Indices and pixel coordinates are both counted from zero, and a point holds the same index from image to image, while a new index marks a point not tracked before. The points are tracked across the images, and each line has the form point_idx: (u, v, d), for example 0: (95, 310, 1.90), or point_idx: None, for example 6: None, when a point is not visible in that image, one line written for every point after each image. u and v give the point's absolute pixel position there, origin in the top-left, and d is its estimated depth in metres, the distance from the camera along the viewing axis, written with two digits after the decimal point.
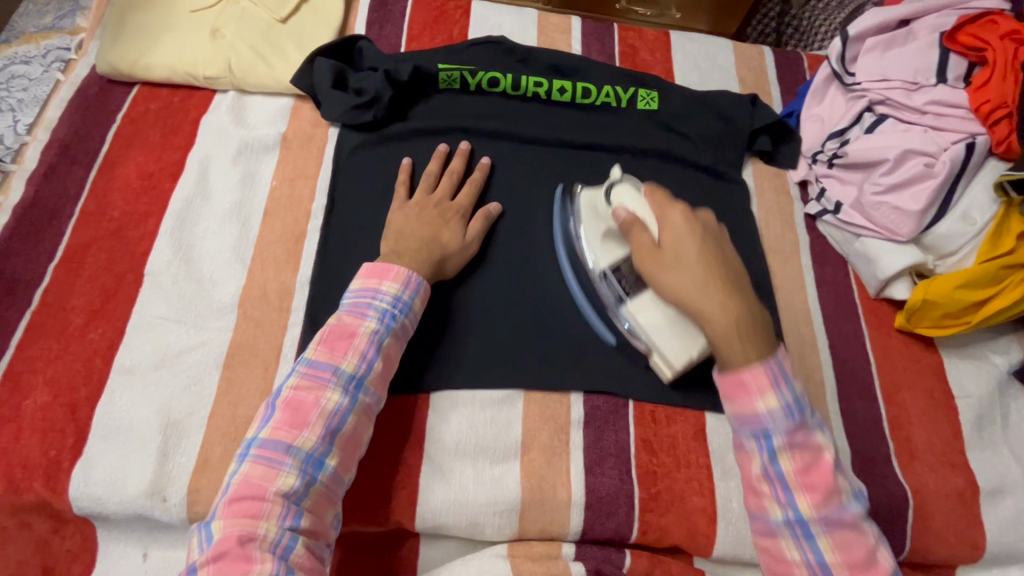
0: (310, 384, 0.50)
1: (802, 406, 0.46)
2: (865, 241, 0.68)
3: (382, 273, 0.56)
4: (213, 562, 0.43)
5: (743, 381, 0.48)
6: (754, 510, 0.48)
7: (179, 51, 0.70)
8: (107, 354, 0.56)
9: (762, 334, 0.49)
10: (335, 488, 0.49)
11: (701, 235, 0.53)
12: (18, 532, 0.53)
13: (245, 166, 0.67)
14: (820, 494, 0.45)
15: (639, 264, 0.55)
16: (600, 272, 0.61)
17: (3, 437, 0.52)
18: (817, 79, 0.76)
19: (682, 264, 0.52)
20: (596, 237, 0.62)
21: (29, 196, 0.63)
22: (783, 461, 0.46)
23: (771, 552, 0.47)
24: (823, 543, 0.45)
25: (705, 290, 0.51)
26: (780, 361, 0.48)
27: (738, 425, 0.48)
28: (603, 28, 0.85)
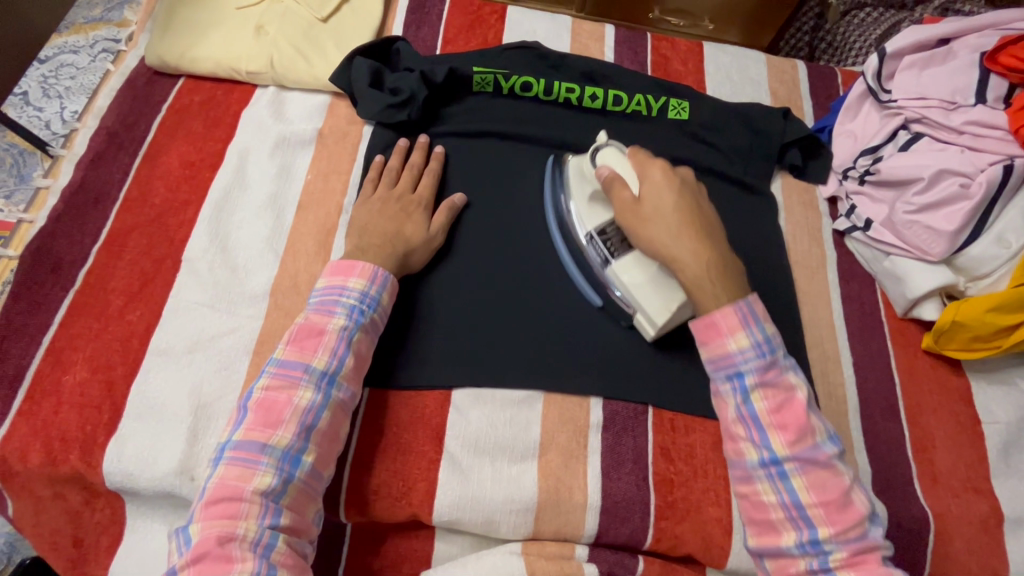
0: (280, 383, 0.51)
1: (770, 345, 0.51)
2: (894, 260, 0.68)
3: (348, 271, 0.57)
4: (193, 563, 0.44)
5: (716, 323, 0.52)
6: (732, 456, 0.52)
7: (224, 46, 0.72)
8: (144, 336, 0.58)
9: (731, 277, 0.54)
10: (314, 484, 0.50)
11: (678, 189, 0.57)
12: (52, 502, 0.55)
13: (281, 159, 0.69)
14: (791, 432, 0.49)
15: (623, 221, 0.58)
16: (586, 235, 0.62)
17: (43, 410, 0.54)
18: (851, 94, 0.76)
19: (660, 216, 0.56)
20: (582, 199, 0.64)
21: (77, 180, 0.65)
22: (755, 400, 0.51)
23: (749, 496, 0.51)
24: (798, 482, 0.49)
25: (681, 239, 0.55)
26: (750, 304, 0.53)
27: (713, 368, 0.53)
28: (636, 36, 0.86)
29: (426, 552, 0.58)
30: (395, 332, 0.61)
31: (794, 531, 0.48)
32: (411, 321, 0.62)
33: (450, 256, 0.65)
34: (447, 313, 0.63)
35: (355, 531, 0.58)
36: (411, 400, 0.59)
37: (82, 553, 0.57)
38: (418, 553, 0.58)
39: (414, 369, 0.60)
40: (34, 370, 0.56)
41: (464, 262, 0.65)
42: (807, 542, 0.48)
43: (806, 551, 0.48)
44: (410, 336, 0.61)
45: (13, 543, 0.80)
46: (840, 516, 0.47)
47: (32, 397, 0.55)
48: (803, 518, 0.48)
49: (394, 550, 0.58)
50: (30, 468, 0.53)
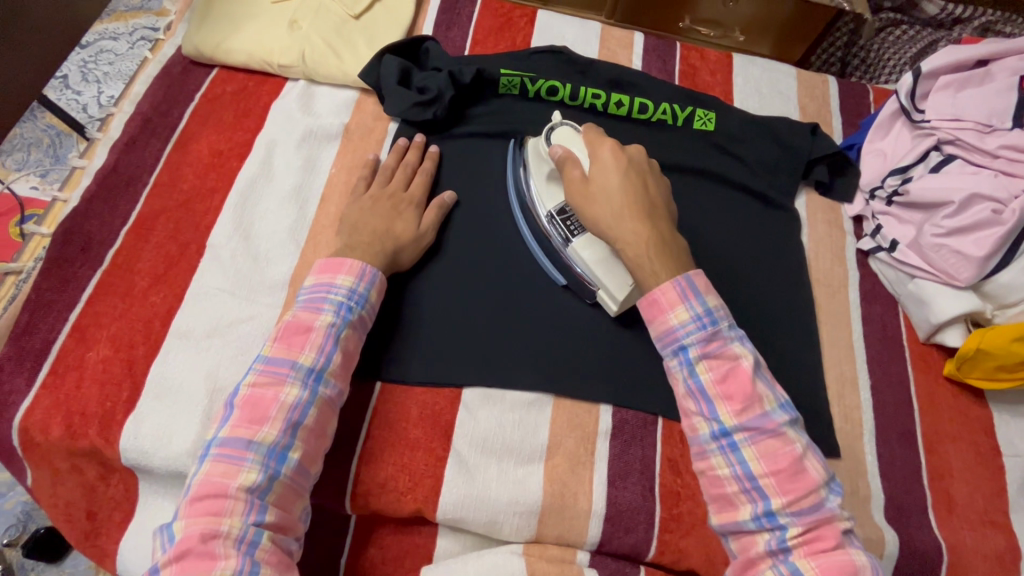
0: (267, 380, 0.52)
1: (711, 317, 0.50)
2: (919, 282, 0.67)
3: (336, 268, 0.58)
4: (177, 560, 0.45)
5: (657, 300, 0.52)
6: (688, 432, 0.51)
7: (258, 38, 0.74)
8: (165, 318, 0.59)
9: (672, 254, 0.53)
10: (300, 481, 0.51)
11: (624, 169, 0.55)
12: (69, 475, 0.57)
13: (308, 152, 0.70)
14: (737, 402, 0.48)
15: (570, 201, 0.57)
16: (547, 214, 0.63)
17: (65, 384, 0.56)
18: (883, 113, 0.75)
19: (603, 196, 0.54)
20: (542, 180, 0.64)
21: (110, 163, 0.67)
22: (701, 372, 0.50)
23: (706, 472, 0.49)
24: (748, 453, 0.47)
25: (622, 218, 0.54)
26: (691, 278, 0.51)
27: (659, 343, 0.53)
28: (665, 45, 0.86)
29: (429, 547, 0.58)
30: (409, 327, 0.62)
31: (749, 503, 0.47)
32: (426, 317, 0.63)
33: (468, 256, 0.66)
34: (461, 312, 0.63)
35: (361, 523, 0.59)
36: (421, 397, 0.60)
37: (95, 527, 0.58)
38: (420, 548, 0.58)
39: (426, 366, 0.61)
40: (60, 345, 0.58)
41: (480, 262, 0.66)
42: (762, 514, 0.46)
43: (760, 523, 0.46)
44: (425, 332, 0.62)
45: (29, 512, 0.83)
46: (790, 485, 0.46)
47: (57, 371, 0.56)
48: (756, 489, 0.47)
49: (397, 544, 0.58)
50: (50, 440, 0.55)
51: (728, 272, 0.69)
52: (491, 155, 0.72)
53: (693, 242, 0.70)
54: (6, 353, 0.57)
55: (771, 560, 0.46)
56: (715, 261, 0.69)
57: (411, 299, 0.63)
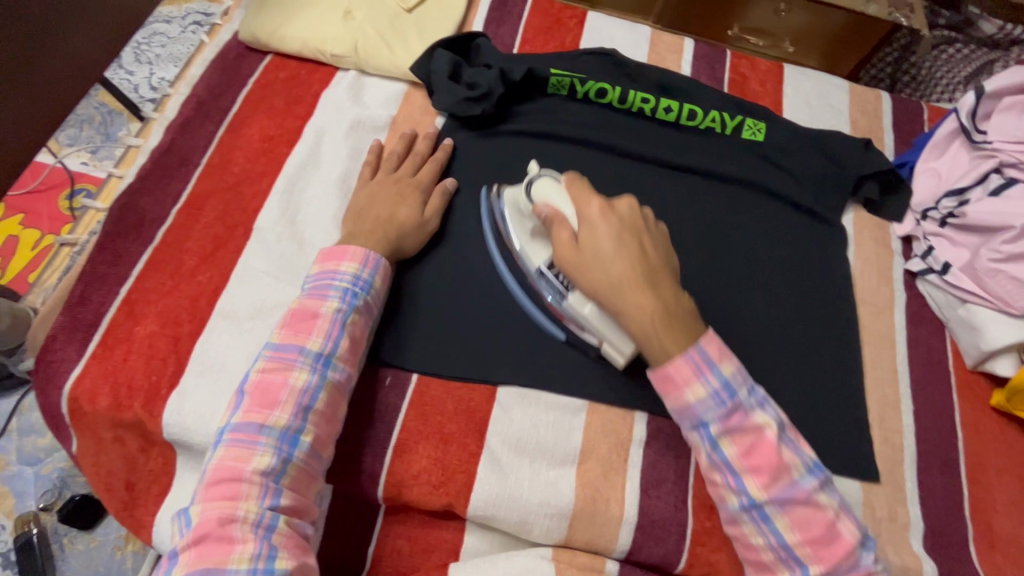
0: (276, 366, 0.52)
1: (729, 390, 0.48)
2: (971, 308, 0.65)
3: (339, 256, 0.58)
4: (195, 544, 0.45)
5: (670, 375, 0.49)
6: (716, 500, 0.51)
7: (313, 27, 0.75)
8: (211, 298, 0.60)
9: (681, 323, 0.50)
10: (313, 464, 0.51)
11: (618, 230, 0.52)
12: (112, 445, 0.58)
13: (355, 141, 0.71)
14: (765, 476, 0.47)
15: (562, 265, 0.53)
16: (536, 271, 0.61)
17: (113, 356, 0.57)
18: (939, 132, 0.73)
19: (598, 263, 0.51)
20: (525, 234, 0.62)
21: (165, 143, 0.69)
22: (725, 447, 0.49)
23: (739, 538, 0.50)
24: (782, 523, 0.47)
25: (622, 289, 0.50)
26: (703, 348, 0.49)
27: (677, 417, 0.51)
28: (715, 52, 0.84)
29: (456, 543, 0.58)
30: (447, 322, 0.62)
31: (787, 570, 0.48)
32: (465, 313, 0.63)
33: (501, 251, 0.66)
34: (495, 315, 0.63)
35: (390, 514, 0.59)
36: (457, 391, 0.60)
37: (133, 498, 0.59)
38: (448, 544, 0.58)
39: (461, 363, 0.60)
40: (110, 318, 0.59)
41: None
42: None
43: None
44: (463, 329, 0.62)
45: (64, 479, 0.85)
46: (826, 552, 0.47)
47: (106, 343, 0.58)
48: (793, 557, 0.47)
49: (425, 537, 0.58)
50: (97, 411, 0.56)
51: (771, 286, 0.68)
52: (536, 154, 0.71)
53: (735, 254, 0.69)
54: (60, 322, 0.59)
55: None
56: (758, 275, 0.68)
57: (451, 293, 0.63)
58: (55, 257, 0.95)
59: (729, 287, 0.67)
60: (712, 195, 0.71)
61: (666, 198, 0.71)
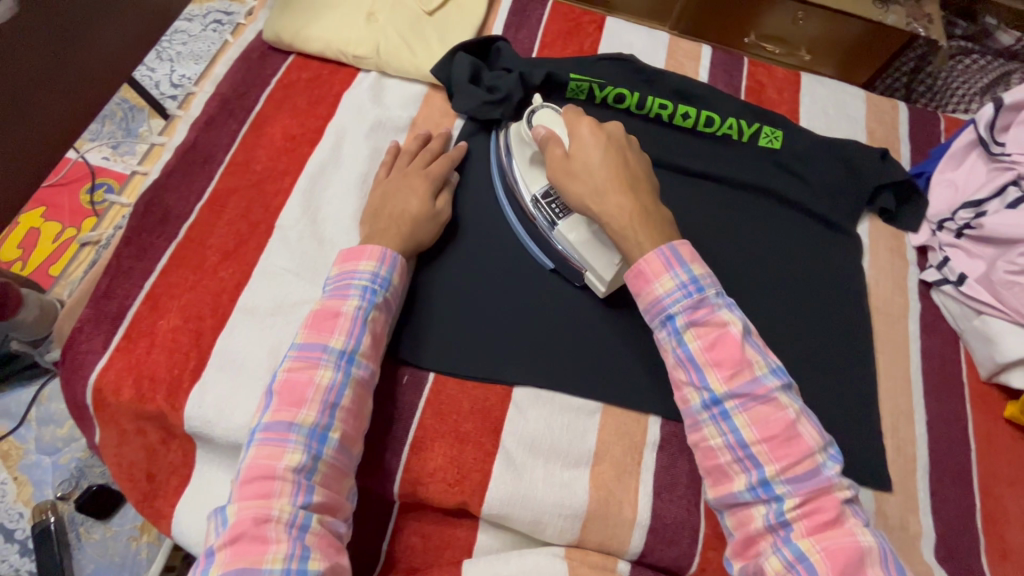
0: (302, 365, 0.53)
1: (696, 284, 0.51)
2: (986, 319, 0.65)
3: (358, 256, 0.58)
4: (232, 542, 0.46)
5: (642, 271, 0.52)
6: (680, 403, 0.52)
7: (336, 28, 0.76)
8: (233, 293, 0.61)
9: (657, 225, 0.54)
10: (343, 461, 0.52)
11: (604, 145, 0.56)
12: (134, 436, 0.59)
13: (375, 142, 0.71)
14: (726, 369, 0.49)
15: (552, 177, 0.58)
16: (531, 198, 0.64)
17: (137, 349, 0.58)
18: (957, 143, 0.73)
19: (584, 170, 0.55)
20: (523, 163, 0.65)
21: (190, 140, 0.70)
22: (690, 341, 0.50)
23: (699, 443, 0.50)
24: (740, 420, 0.48)
25: (605, 193, 0.54)
26: (675, 247, 0.52)
27: (648, 315, 0.53)
28: (732, 59, 0.85)
29: (470, 541, 0.59)
30: (463, 322, 0.63)
31: (744, 472, 0.48)
32: (482, 313, 0.63)
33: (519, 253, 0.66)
34: (513, 317, 0.63)
35: (404, 511, 0.60)
36: (473, 391, 0.61)
37: (152, 489, 0.60)
38: (461, 541, 0.59)
39: (478, 363, 0.61)
40: (134, 311, 0.60)
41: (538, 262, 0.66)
42: (757, 484, 0.47)
43: (756, 492, 0.47)
44: (480, 329, 0.63)
45: (82, 469, 0.87)
46: (783, 452, 0.47)
47: (130, 336, 0.59)
48: (748, 456, 0.48)
49: (439, 534, 0.59)
50: (120, 402, 0.57)
51: (786, 294, 0.68)
52: None
53: (750, 260, 0.69)
54: (86, 314, 0.60)
55: (771, 534, 0.46)
56: (774, 282, 0.68)
57: (469, 294, 0.64)
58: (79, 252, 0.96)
59: (744, 293, 0.67)
60: (728, 202, 0.72)
61: (682, 204, 0.71)
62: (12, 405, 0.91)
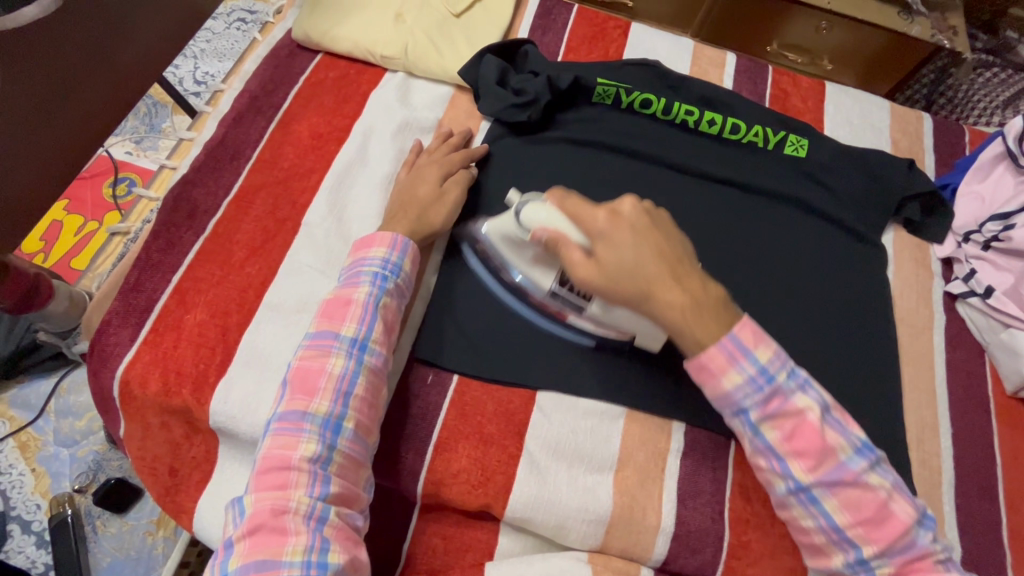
0: (314, 353, 0.53)
1: (767, 376, 0.47)
2: (1013, 333, 0.65)
3: (369, 243, 0.59)
4: (249, 534, 0.45)
5: (704, 366, 0.48)
6: (763, 483, 0.50)
7: (364, 28, 0.76)
8: (259, 290, 0.61)
9: (713, 315, 0.48)
10: (358, 451, 0.51)
11: (634, 238, 0.49)
12: (158, 430, 0.59)
13: (402, 142, 0.72)
14: (810, 459, 0.47)
15: (582, 284, 0.51)
16: (549, 293, 0.60)
17: (164, 343, 0.58)
18: (984, 155, 0.73)
19: (621, 275, 0.49)
20: (526, 262, 0.60)
21: (219, 136, 0.70)
22: (766, 432, 0.48)
23: (789, 520, 0.50)
24: (830, 505, 0.47)
25: (652, 295, 0.48)
26: (736, 335, 0.48)
27: (717, 405, 0.50)
28: (757, 67, 0.85)
29: (490, 544, 0.58)
30: (484, 324, 0.63)
31: (840, 551, 0.48)
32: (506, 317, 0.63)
33: None
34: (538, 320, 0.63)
35: (425, 512, 0.59)
36: (497, 393, 0.60)
37: (175, 483, 0.60)
38: (482, 544, 0.58)
39: (499, 363, 0.61)
40: (162, 305, 0.60)
41: None
42: (855, 562, 0.47)
43: (854, 569, 0.47)
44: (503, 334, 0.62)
45: (99, 463, 0.87)
46: (879, 533, 0.46)
47: (157, 329, 0.59)
48: (845, 539, 0.47)
49: (459, 537, 0.58)
50: (146, 396, 0.57)
51: (810, 302, 0.68)
52: (578, 162, 0.72)
53: (775, 268, 0.69)
54: (114, 307, 0.60)
55: None
56: (799, 290, 0.68)
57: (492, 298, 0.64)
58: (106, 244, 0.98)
59: (768, 301, 0.67)
60: (754, 210, 0.72)
61: (707, 210, 0.71)
62: (32, 396, 0.91)
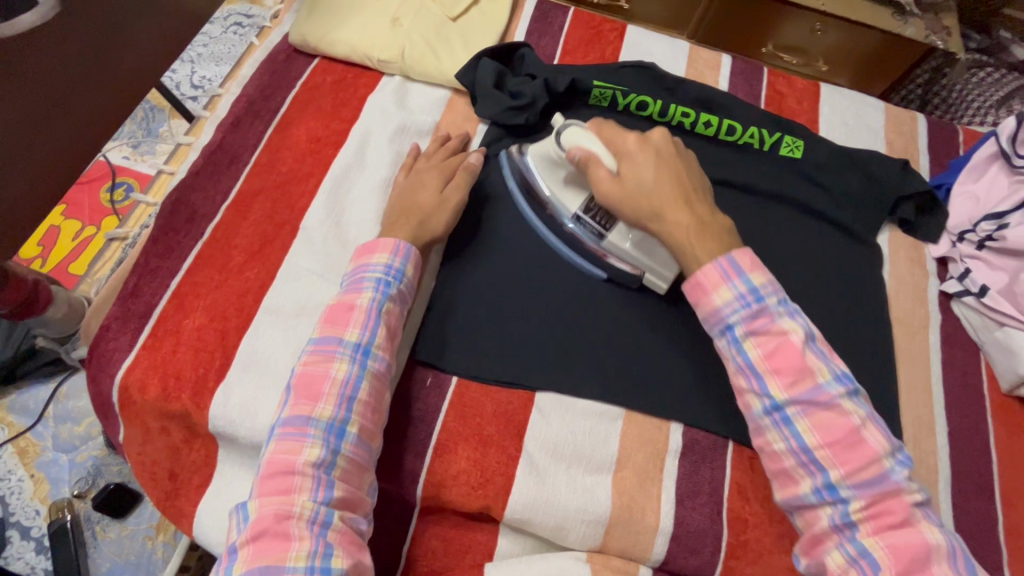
0: (317, 358, 0.53)
1: (754, 293, 0.50)
2: (1008, 332, 0.65)
3: (372, 249, 0.59)
4: (253, 540, 0.46)
5: (699, 281, 0.52)
6: (741, 408, 0.52)
7: (361, 32, 0.76)
8: (258, 294, 0.61)
9: (714, 237, 0.54)
10: (362, 456, 0.51)
11: (655, 161, 0.57)
12: (158, 435, 0.59)
13: (399, 145, 0.72)
14: (787, 376, 0.49)
15: (603, 198, 0.58)
16: (572, 216, 0.64)
17: (163, 347, 0.58)
18: (977, 156, 0.73)
19: (639, 190, 0.56)
20: (557, 183, 0.65)
21: (217, 141, 0.70)
22: (749, 348, 0.50)
23: (762, 448, 0.51)
24: (802, 426, 0.48)
25: (661, 211, 0.55)
26: (734, 256, 0.52)
27: (706, 323, 0.53)
28: (752, 69, 0.85)
29: (490, 546, 0.58)
30: (484, 326, 0.63)
31: (809, 477, 0.48)
32: (504, 318, 0.63)
33: (538, 259, 0.67)
34: (537, 321, 0.63)
35: (425, 513, 0.59)
36: (496, 395, 0.61)
37: (175, 488, 0.60)
38: (481, 546, 0.58)
39: (498, 365, 0.61)
40: (161, 310, 0.60)
41: (562, 266, 0.66)
42: (823, 488, 0.47)
43: (822, 498, 0.47)
44: (501, 335, 0.63)
45: (98, 468, 0.87)
46: (849, 458, 0.47)
47: (156, 334, 0.59)
48: (814, 463, 0.48)
49: (459, 539, 0.59)
50: (146, 400, 0.57)
51: (807, 302, 0.68)
52: None
53: (772, 268, 0.69)
54: (114, 313, 0.60)
55: (837, 536, 0.47)
56: (795, 290, 0.68)
57: (491, 300, 0.64)
58: (104, 249, 0.98)
59: None
60: (750, 211, 0.72)
61: None
62: (30, 402, 0.91)
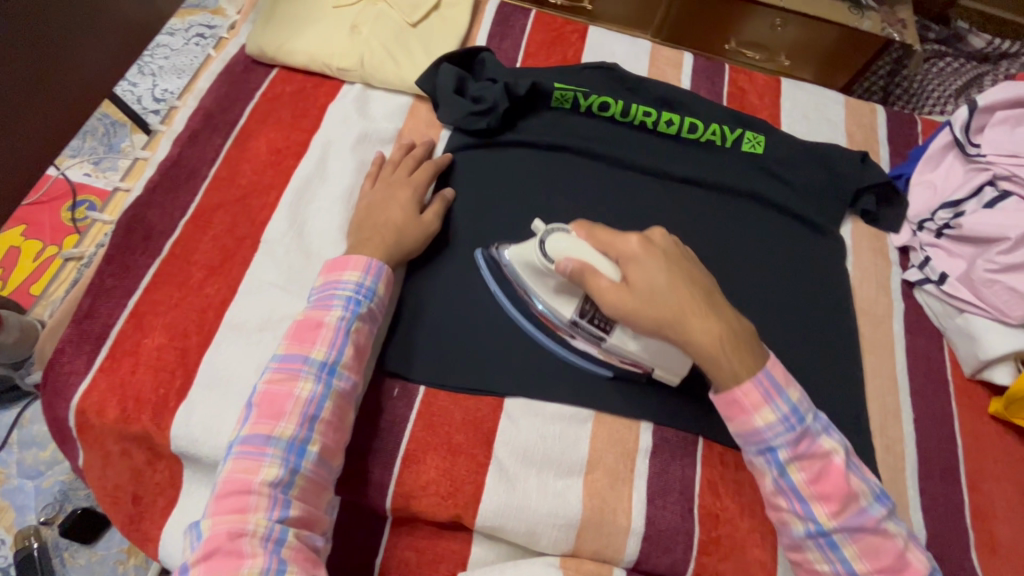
0: (281, 377, 0.52)
1: (798, 417, 0.50)
2: (968, 318, 0.66)
3: (343, 265, 0.58)
4: (204, 558, 0.45)
5: (738, 400, 0.50)
6: (779, 525, 0.52)
7: (319, 41, 0.76)
8: (219, 309, 0.61)
9: (743, 344, 0.51)
10: (323, 474, 0.51)
11: (664, 264, 0.53)
12: (119, 458, 0.58)
13: (362, 154, 0.71)
14: (834, 503, 0.49)
15: (615, 311, 0.52)
16: (569, 321, 0.59)
17: (121, 368, 0.57)
18: (933, 145, 0.75)
19: (655, 300, 0.51)
20: (547, 290, 0.60)
21: (174, 155, 0.69)
22: (793, 473, 0.50)
23: (802, 564, 0.51)
24: (849, 552, 0.49)
25: (684, 322, 0.51)
26: (770, 371, 0.51)
27: (744, 442, 0.52)
28: (713, 66, 0.86)
29: (464, 554, 0.58)
30: (451, 335, 0.63)
31: None
32: (472, 325, 0.63)
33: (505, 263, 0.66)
34: (505, 327, 0.63)
35: (398, 525, 0.59)
36: (465, 402, 0.60)
37: (139, 511, 0.59)
38: (455, 555, 0.58)
39: (466, 373, 0.61)
40: (118, 330, 0.59)
41: None
42: None
43: None
44: (470, 343, 0.62)
45: (66, 493, 0.85)
46: None
47: (113, 355, 0.58)
48: None
49: (433, 548, 0.58)
50: (104, 423, 0.56)
51: (772, 296, 0.68)
52: (539, 166, 0.72)
53: (737, 264, 0.70)
54: (68, 335, 0.59)
55: None
56: (761, 285, 0.69)
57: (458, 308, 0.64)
58: (64, 268, 0.97)
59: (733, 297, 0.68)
60: (714, 208, 0.72)
61: (668, 208, 0.72)
62: None
